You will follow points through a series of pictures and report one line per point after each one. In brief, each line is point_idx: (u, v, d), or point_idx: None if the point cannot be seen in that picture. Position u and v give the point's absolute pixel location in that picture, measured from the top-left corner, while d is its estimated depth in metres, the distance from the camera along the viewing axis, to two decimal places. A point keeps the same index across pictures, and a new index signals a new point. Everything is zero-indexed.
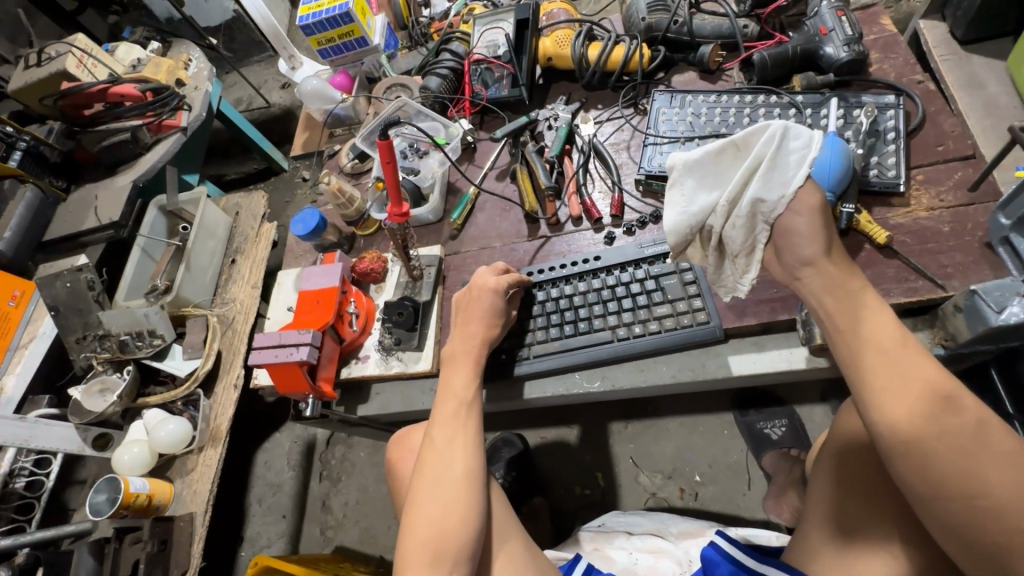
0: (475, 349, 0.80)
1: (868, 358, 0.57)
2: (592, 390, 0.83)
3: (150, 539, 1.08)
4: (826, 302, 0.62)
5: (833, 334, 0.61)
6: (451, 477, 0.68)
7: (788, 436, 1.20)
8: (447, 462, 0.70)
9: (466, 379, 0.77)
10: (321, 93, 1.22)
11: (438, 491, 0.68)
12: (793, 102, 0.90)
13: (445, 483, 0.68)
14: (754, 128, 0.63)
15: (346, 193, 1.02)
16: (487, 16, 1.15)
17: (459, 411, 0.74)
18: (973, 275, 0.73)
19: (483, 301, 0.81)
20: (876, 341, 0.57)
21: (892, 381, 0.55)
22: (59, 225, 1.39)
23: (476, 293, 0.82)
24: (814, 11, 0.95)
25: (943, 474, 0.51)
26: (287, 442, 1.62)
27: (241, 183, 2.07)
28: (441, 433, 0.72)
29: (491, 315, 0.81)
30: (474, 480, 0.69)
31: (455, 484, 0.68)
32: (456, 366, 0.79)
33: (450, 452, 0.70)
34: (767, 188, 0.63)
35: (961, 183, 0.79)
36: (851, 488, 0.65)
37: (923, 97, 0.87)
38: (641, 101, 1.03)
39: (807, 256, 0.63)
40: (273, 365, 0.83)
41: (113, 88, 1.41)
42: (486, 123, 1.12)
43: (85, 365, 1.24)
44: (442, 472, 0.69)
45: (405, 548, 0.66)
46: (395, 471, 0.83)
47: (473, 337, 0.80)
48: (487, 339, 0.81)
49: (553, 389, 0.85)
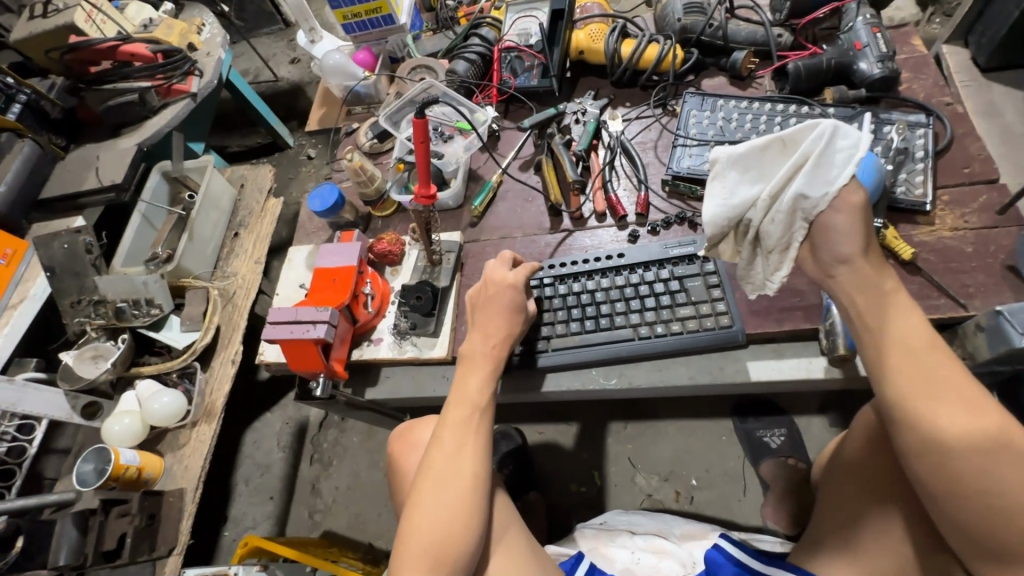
0: (483, 349, 0.77)
1: (891, 354, 0.58)
2: (610, 386, 0.83)
3: (138, 513, 1.05)
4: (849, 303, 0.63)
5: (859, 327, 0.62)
6: (457, 482, 0.67)
7: (787, 445, 1.21)
8: (454, 466, 0.68)
9: (480, 383, 0.75)
10: (343, 69, 1.21)
11: (443, 496, 0.67)
12: (825, 114, 0.90)
13: (450, 488, 0.67)
14: (803, 125, 0.63)
15: (368, 171, 1.01)
16: (521, 3, 1.13)
17: (470, 415, 0.72)
18: (994, 296, 0.74)
19: (502, 297, 0.80)
20: (899, 338, 0.58)
21: (911, 377, 0.56)
22: (56, 184, 1.34)
23: (493, 292, 0.80)
24: (849, 25, 0.96)
25: (959, 472, 0.52)
26: (279, 422, 1.59)
27: (243, 156, 2.02)
28: (449, 437, 0.71)
29: (505, 317, 0.79)
30: (479, 486, 0.68)
31: (460, 489, 0.67)
32: (466, 367, 0.77)
33: (457, 456, 0.69)
34: (810, 185, 0.62)
35: (986, 206, 0.80)
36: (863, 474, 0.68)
37: (951, 119, 0.88)
38: (670, 102, 1.03)
39: (845, 254, 0.63)
40: (287, 341, 0.80)
41: (123, 46, 1.37)
42: (511, 112, 1.10)
43: (78, 331, 1.19)
44: (448, 474, 0.68)
45: (404, 550, 0.65)
46: (398, 465, 0.82)
47: (489, 336, 0.78)
48: (508, 332, 0.78)
49: (568, 380, 0.84)
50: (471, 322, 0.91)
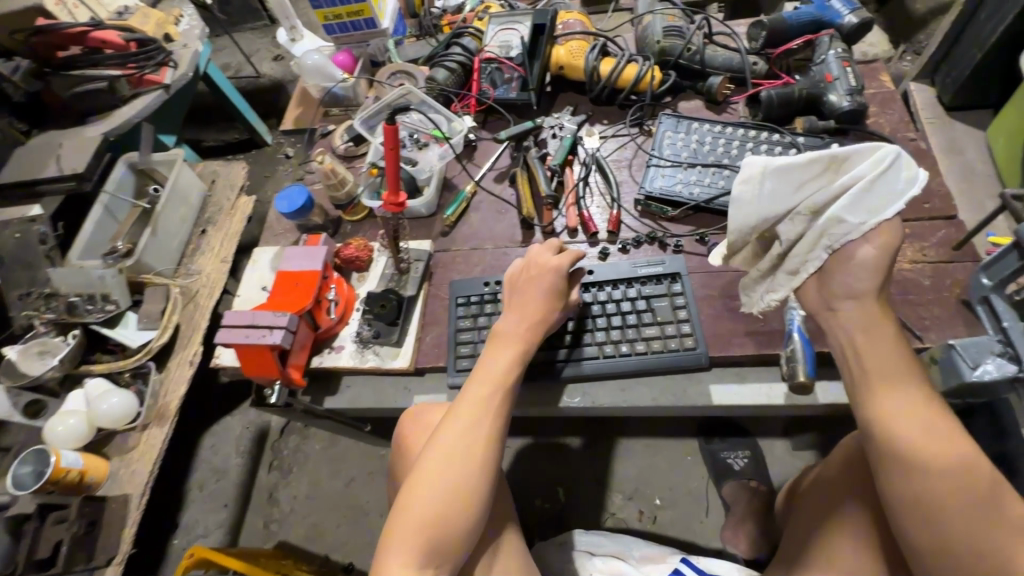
0: (517, 326, 0.76)
1: (875, 378, 0.59)
2: (574, 405, 0.82)
3: (76, 519, 1.00)
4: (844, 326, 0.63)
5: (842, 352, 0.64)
6: (463, 461, 0.65)
7: (750, 467, 1.20)
8: (463, 445, 0.66)
9: (504, 365, 0.73)
10: (321, 70, 1.18)
11: (447, 473, 0.64)
12: (794, 143, 0.92)
13: (455, 466, 0.64)
14: (862, 150, 0.61)
15: (339, 174, 0.99)
16: (504, 16, 1.13)
17: (490, 394, 0.70)
18: (948, 329, 0.76)
19: (542, 279, 0.78)
20: (882, 364, 0.60)
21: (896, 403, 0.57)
22: (13, 170, 1.28)
23: (532, 276, 0.79)
24: (821, 58, 0.98)
25: (948, 533, 0.53)
26: (238, 427, 1.54)
27: (218, 151, 1.98)
28: (462, 413, 0.68)
29: (540, 300, 0.77)
30: (484, 472, 0.65)
31: (466, 469, 0.64)
32: (494, 348, 0.75)
33: (467, 436, 0.66)
34: (849, 211, 0.61)
35: (944, 241, 0.82)
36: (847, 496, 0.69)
37: (914, 154, 0.91)
38: (646, 122, 1.04)
39: (858, 290, 0.62)
40: (242, 346, 0.77)
41: (94, 31, 1.33)
42: (489, 123, 1.10)
43: (25, 325, 1.13)
44: (454, 452, 0.65)
45: (392, 527, 0.62)
46: (406, 451, 0.80)
47: (522, 318, 0.76)
48: (540, 318, 0.76)
49: (532, 396, 0.83)
50: (436, 333, 0.90)
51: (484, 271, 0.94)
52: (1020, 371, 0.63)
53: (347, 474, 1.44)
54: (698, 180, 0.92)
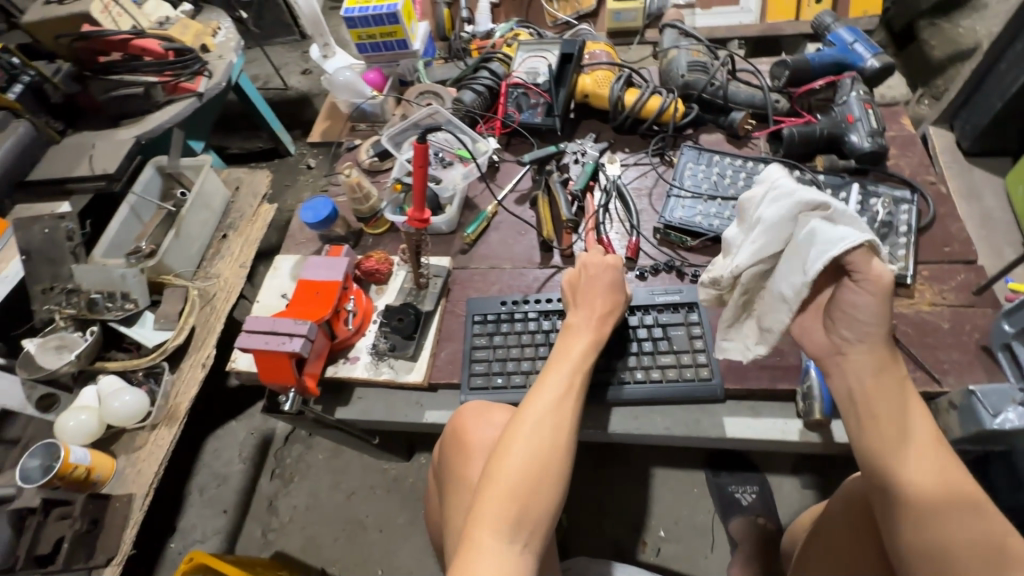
0: (581, 322, 0.77)
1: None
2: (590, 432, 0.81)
3: (80, 517, 1.00)
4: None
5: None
6: (545, 440, 0.64)
7: (758, 504, 1.20)
8: (545, 424, 0.65)
9: (578, 353, 0.73)
10: (351, 86, 1.21)
11: (529, 450, 0.63)
12: (814, 180, 0.93)
13: (539, 444, 0.64)
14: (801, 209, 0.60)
15: (364, 188, 1.00)
16: (532, 44, 1.17)
17: (567, 379, 0.70)
18: (968, 375, 0.75)
19: (597, 278, 0.81)
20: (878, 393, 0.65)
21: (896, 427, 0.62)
22: (47, 167, 1.32)
23: (591, 278, 0.81)
24: (842, 99, 1.00)
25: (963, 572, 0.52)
26: (243, 432, 1.54)
27: (242, 158, 2.02)
28: (548, 390, 0.69)
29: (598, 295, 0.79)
30: (563, 452, 0.64)
31: (547, 447, 0.64)
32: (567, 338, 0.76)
33: (548, 415, 0.66)
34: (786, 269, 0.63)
35: (964, 285, 0.82)
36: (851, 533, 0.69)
37: (935, 198, 0.92)
38: (668, 153, 1.06)
39: (867, 333, 0.60)
40: (261, 352, 0.78)
41: (136, 39, 1.37)
42: (513, 145, 1.13)
43: (45, 319, 1.14)
44: (535, 431, 0.65)
45: (483, 505, 0.60)
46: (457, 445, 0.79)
47: (592, 312, 0.78)
48: (605, 311, 0.78)
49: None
50: (450, 350, 0.90)
51: (501, 290, 0.95)
52: None
53: (348, 486, 1.43)
54: (717, 212, 0.93)
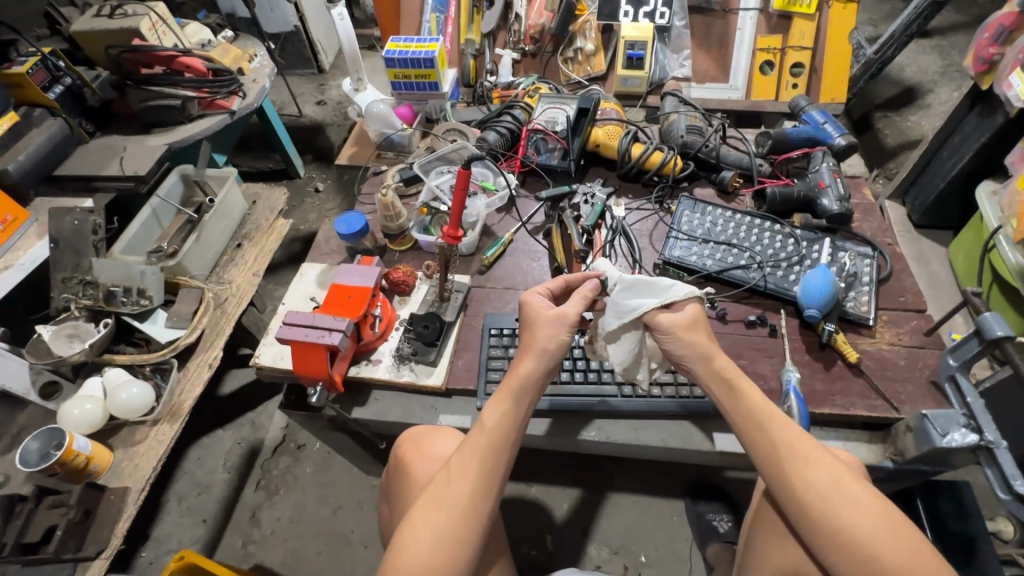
0: (526, 366, 0.75)
1: (790, 460, 0.67)
2: (574, 438, 0.91)
3: (75, 506, 1.00)
4: (754, 407, 0.72)
5: (742, 424, 0.72)
6: (454, 511, 0.66)
7: (734, 531, 1.27)
8: (455, 492, 0.67)
9: (498, 413, 0.72)
10: (384, 118, 1.33)
11: (435, 521, 0.66)
12: (792, 234, 1.07)
13: (443, 515, 0.66)
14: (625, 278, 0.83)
15: (396, 209, 1.10)
16: (552, 97, 1.31)
17: (484, 442, 0.71)
18: (920, 404, 0.87)
19: (540, 317, 0.78)
20: (789, 448, 0.67)
21: (799, 486, 0.65)
22: (75, 164, 1.36)
23: (534, 320, 0.79)
24: (816, 168, 1.16)
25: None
26: (229, 441, 1.53)
27: (252, 176, 2.09)
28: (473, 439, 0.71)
29: (545, 333, 0.77)
30: (477, 510, 0.67)
31: (455, 517, 0.66)
32: (496, 392, 0.75)
33: (460, 481, 0.68)
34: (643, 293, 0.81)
35: (916, 329, 0.96)
36: (764, 530, 0.78)
37: (892, 256, 1.07)
38: (667, 202, 1.20)
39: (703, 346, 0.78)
40: (299, 343, 0.85)
41: (181, 57, 1.47)
42: (528, 183, 1.26)
43: (60, 307, 1.17)
44: (444, 501, 0.67)
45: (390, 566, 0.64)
46: (407, 469, 0.83)
47: (539, 357, 0.76)
48: (554, 351, 0.76)
49: (543, 426, 0.92)
50: (467, 359, 0.98)
51: (515, 308, 1.04)
52: (983, 439, 0.73)
53: (335, 500, 1.43)
54: (710, 254, 1.06)
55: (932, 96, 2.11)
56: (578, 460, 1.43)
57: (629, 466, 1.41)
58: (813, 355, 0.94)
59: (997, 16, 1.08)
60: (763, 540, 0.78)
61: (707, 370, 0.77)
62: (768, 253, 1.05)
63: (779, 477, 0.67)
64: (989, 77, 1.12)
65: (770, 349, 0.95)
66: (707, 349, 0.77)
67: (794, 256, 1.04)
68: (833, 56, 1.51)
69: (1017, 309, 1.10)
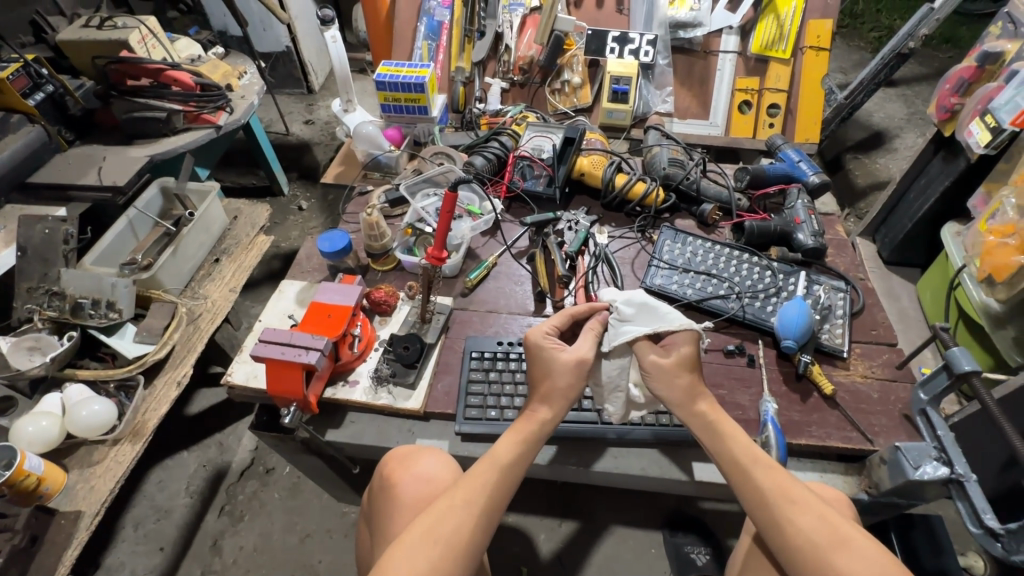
0: (543, 412, 0.76)
1: (774, 499, 0.68)
2: (578, 468, 0.89)
3: (21, 531, 0.94)
4: (735, 446, 0.73)
5: (724, 463, 0.73)
6: (449, 543, 0.64)
7: (712, 564, 1.25)
8: (454, 523, 0.65)
9: (513, 451, 0.73)
10: (373, 139, 1.35)
11: (427, 551, 0.63)
12: (769, 266, 1.10)
13: (437, 546, 0.64)
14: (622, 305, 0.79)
15: (380, 228, 1.08)
16: (539, 126, 1.34)
17: (493, 477, 0.70)
18: (893, 437, 0.89)
19: (553, 360, 0.77)
20: (773, 490, 0.68)
21: (788, 529, 0.66)
22: (51, 171, 1.32)
23: (552, 367, 0.77)
24: (791, 204, 1.21)
25: None
26: (194, 464, 1.47)
27: (234, 191, 2.07)
28: (472, 472, 0.71)
29: (559, 380, 0.77)
30: (471, 543, 0.65)
31: (449, 550, 0.64)
32: (512, 430, 0.76)
33: (463, 514, 0.67)
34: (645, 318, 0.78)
35: (888, 362, 0.98)
36: (758, 567, 0.77)
37: (864, 291, 1.10)
38: (649, 231, 1.22)
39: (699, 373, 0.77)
40: (275, 361, 0.83)
41: (169, 71, 1.47)
42: (514, 208, 1.27)
43: (22, 318, 1.12)
44: (438, 532, 0.65)
45: None
46: (390, 489, 0.81)
47: (556, 405, 0.77)
48: (568, 398, 0.77)
49: (548, 454, 0.90)
50: (447, 382, 0.96)
51: (497, 331, 1.04)
52: (953, 473, 0.74)
53: (303, 528, 1.37)
54: (690, 283, 1.08)
55: (898, 141, 2.23)
56: (556, 489, 1.41)
57: (607, 496, 1.39)
58: (790, 385, 0.95)
59: (958, 69, 1.17)
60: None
61: (688, 398, 0.77)
62: (747, 284, 1.07)
63: (770, 518, 0.67)
64: (951, 124, 1.19)
65: (748, 379, 0.96)
66: (688, 392, 0.77)
67: (771, 287, 1.06)
68: (806, 98, 1.58)
69: (982, 345, 1.14)
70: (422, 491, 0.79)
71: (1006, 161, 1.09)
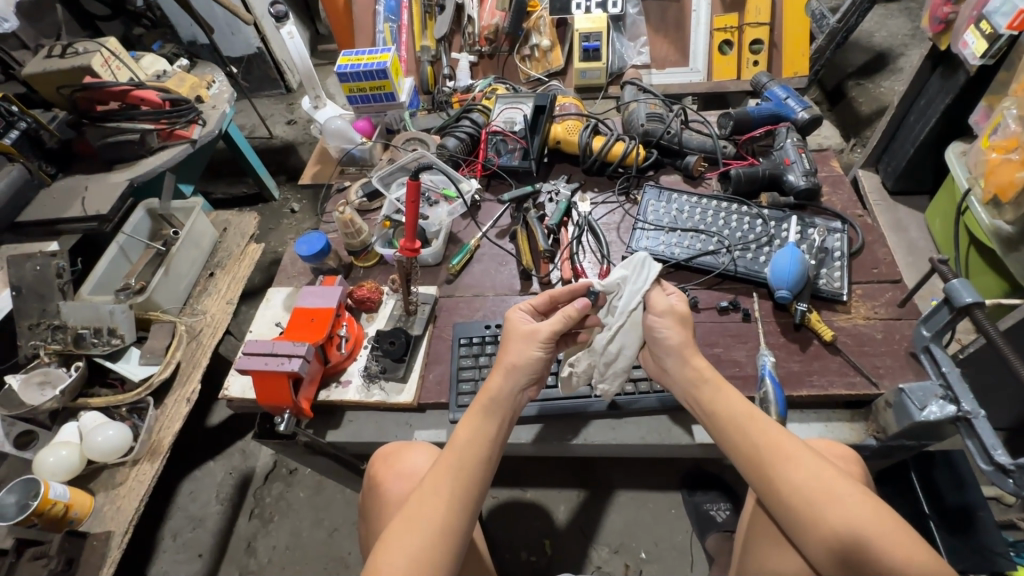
0: (495, 382, 0.76)
1: (768, 460, 0.65)
2: (570, 443, 0.89)
3: (56, 555, 0.99)
4: (728, 404, 0.71)
5: (720, 423, 0.71)
6: (428, 532, 0.64)
7: (732, 519, 1.25)
8: (430, 512, 0.65)
9: (470, 430, 0.72)
10: (342, 133, 1.32)
11: (410, 539, 0.63)
12: (760, 214, 1.06)
13: (419, 534, 0.64)
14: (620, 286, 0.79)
15: (356, 224, 1.08)
16: (509, 97, 1.28)
17: (460, 463, 0.69)
18: (899, 377, 0.86)
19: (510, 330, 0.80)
20: (766, 447, 0.66)
21: (783, 487, 0.64)
22: (36, 207, 1.33)
23: (511, 335, 0.79)
24: (780, 145, 1.15)
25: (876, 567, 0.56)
26: (221, 472, 1.52)
27: (226, 203, 2.08)
28: (443, 458, 0.70)
29: (511, 349, 0.78)
30: (452, 528, 0.65)
31: (431, 538, 0.64)
32: (468, 412, 0.75)
33: (438, 501, 0.66)
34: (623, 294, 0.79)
35: (891, 300, 0.94)
36: (763, 533, 0.76)
37: (863, 228, 1.05)
38: (632, 192, 1.18)
39: (671, 345, 0.76)
40: (260, 373, 0.84)
41: (135, 90, 1.46)
42: (492, 186, 1.24)
43: (29, 354, 1.15)
44: (419, 521, 0.64)
45: None
46: (380, 488, 0.82)
47: (509, 372, 0.76)
48: (531, 368, 0.76)
49: (531, 432, 0.90)
50: (439, 371, 0.96)
51: (485, 315, 1.02)
52: (960, 410, 0.69)
53: (330, 523, 1.41)
54: (678, 242, 1.04)
55: (903, 60, 2.09)
56: (572, 462, 1.41)
57: (623, 463, 1.39)
58: (788, 337, 0.92)
59: None
60: (764, 546, 0.75)
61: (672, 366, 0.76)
62: (737, 236, 1.03)
63: (760, 474, 0.66)
64: (946, 36, 1.10)
65: (744, 334, 0.93)
66: (684, 346, 0.76)
67: (763, 236, 1.02)
68: (790, 30, 1.50)
69: (994, 268, 1.08)
70: (407, 487, 0.80)
71: (1007, 69, 1.01)
